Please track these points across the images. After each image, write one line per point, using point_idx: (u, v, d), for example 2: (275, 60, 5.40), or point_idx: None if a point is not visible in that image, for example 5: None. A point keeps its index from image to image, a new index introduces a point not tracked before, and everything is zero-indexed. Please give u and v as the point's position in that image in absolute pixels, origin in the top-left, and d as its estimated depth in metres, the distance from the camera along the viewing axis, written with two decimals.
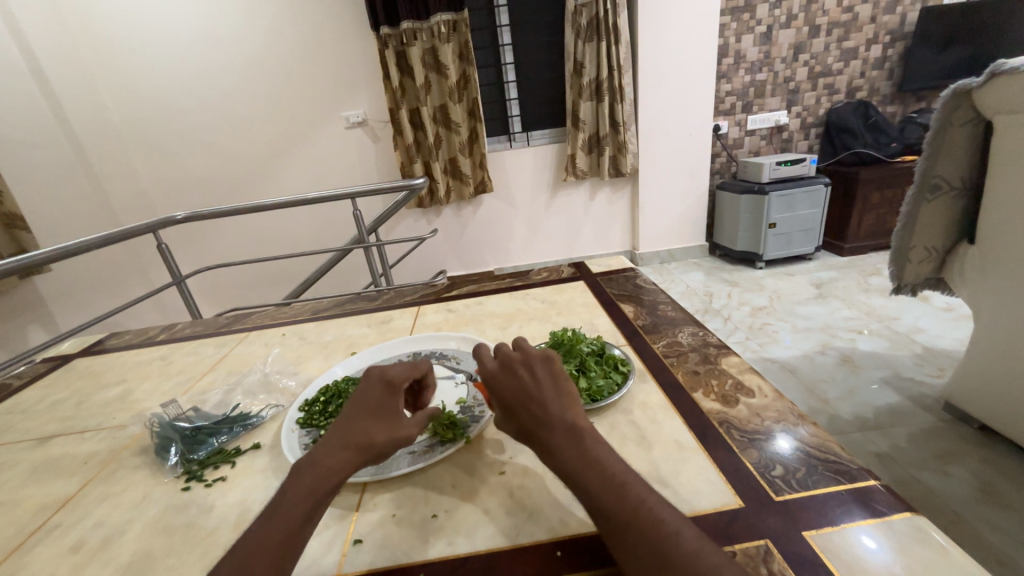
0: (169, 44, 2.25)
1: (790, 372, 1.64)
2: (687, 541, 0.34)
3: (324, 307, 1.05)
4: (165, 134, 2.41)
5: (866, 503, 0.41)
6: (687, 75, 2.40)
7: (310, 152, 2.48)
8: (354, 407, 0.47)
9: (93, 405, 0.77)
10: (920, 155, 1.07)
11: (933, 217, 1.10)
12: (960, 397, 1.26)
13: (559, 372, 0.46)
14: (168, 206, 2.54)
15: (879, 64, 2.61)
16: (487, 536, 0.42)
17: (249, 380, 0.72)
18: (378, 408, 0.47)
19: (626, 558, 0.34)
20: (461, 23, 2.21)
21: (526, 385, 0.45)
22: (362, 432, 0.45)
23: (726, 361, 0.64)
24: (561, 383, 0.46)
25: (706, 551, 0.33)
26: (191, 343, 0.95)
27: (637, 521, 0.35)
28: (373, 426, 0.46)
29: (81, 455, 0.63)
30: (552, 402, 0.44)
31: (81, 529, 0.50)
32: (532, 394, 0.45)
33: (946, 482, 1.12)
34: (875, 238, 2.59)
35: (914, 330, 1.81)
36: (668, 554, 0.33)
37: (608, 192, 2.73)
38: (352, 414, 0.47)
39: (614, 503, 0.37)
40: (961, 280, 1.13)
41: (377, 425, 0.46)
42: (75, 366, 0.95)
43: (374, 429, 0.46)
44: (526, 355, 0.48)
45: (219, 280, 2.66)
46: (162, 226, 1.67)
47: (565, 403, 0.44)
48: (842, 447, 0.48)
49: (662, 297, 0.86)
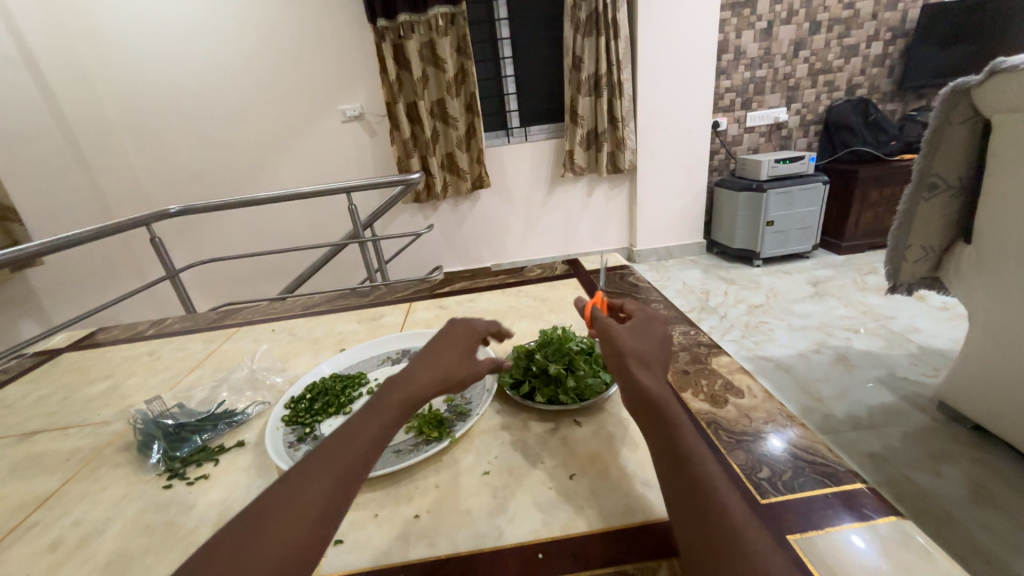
0: (162, 35, 2.22)
1: (785, 371, 1.63)
2: (737, 517, 0.34)
3: (316, 303, 1.04)
4: (158, 126, 2.38)
5: (851, 505, 0.40)
6: (686, 71, 2.38)
7: (305, 146, 2.46)
8: (439, 348, 0.50)
9: (78, 401, 0.76)
10: (917, 154, 1.06)
11: (930, 216, 1.10)
12: (953, 397, 1.26)
13: (667, 339, 0.49)
14: (162, 200, 2.52)
15: (879, 61, 2.59)
16: (469, 537, 0.42)
17: (235, 376, 0.71)
18: (459, 352, 0.50)
19: (710, 519, 0.34)
20: (458, 16, 2.18)
21: (634, 335, 0.47)
22: (445, 371, 0.48)
23: (716, 360, 0.64)
24: (666, 348, 0.48)
25: (753, 528, 0.33)
26: (180, 338, 0.95)
27: (696, 486, 0.36)
28: (456, 365, 0.49)
29: (64, 452, 0.63)
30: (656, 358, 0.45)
31: (61, 527, 0.49)
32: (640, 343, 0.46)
33: (937, 481, 1.12)
34: (872, 236, 2.59)
35: (909, 330, 1.81)
36: (731, 526, 0.33)
37: (606, 188, 2.71)
38: (435, 354, 0.49)
39: (679, 464, 0.37)
40: (958, 280, 1.13)
41: (458, 364, 0.49)
42: (63, 361, 0.94)
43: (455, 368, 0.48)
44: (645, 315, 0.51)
45: (214, 275, 2.64)
46: (156, 218, 1.65)
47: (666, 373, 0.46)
48: (831, 449, 0.47)
49: (655, 296, 0.85)
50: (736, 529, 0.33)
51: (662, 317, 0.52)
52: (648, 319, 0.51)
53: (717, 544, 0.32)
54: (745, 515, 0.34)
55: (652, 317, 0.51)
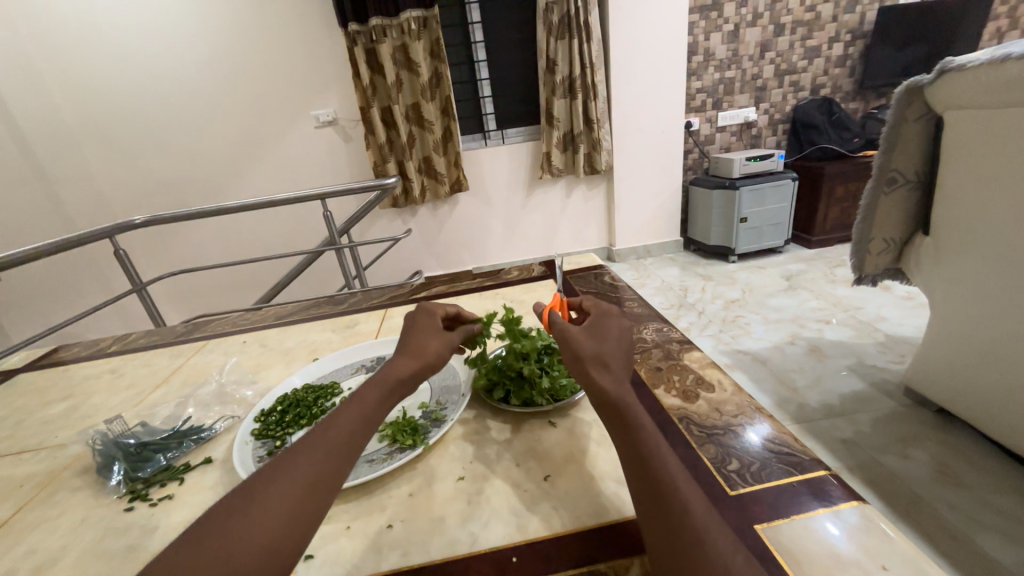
0: (123, 40, 2.15)
1: (761, 363, 1.67)
2: (697, 518, 0.34)
3: (289, 312, 1.02)
4: (120, 134, 2.30)
5: (816, 493, 0.41)
6: (658, 72, 2.43)
7: (277, 152, 2.40)
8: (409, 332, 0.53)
9: (35, 423, 0.72)
10: (877, 150, 1.10)
11: (890, 209, 1.14)
12: (919, 382, 1.32)
13: (625, 334, 0.49)
14: (127, 210, 2.43)
15: (841, 62, 2.69)
16: (444, 545, 0.41)
17: (203, 391, 0.69)
18: (434, 331, 0.54)
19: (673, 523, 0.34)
20: (431, 20, 2.18)
21: (592, 334, 0.47)
22: (423, 347, 0.51)
23: (688, 356, 0.64)
24: (624, 344, 0.48)
25: (716, 528, 0.34)
26: (145, 354, 0.91)
27: (659, 489, 0.36)
28: (432, 341, 0.52)
29: (18, 477, 0.60)
30: (614, 356, 0.45)
31: (12, 558, 0.47)
32: (597, 342, 0.46)
33: (906, 464, 1.16)
34: (840, 230, 2.68)
35: (877, 319, 1.88)
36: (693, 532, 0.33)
37: (584, 189, 2.74)
38: (412, 335, 0.53)
39: (642, 467, 0.37)
40: (918, 270, 1.17)
41: (436, 340, 0.52)
42: (18, 382, 0.90)
43: (434, 344, 0.52)
44: (602, 311, 0.51)
45: (185, 286, 2.56)
46: (120, 230, 1.58)
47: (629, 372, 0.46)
48: (797, 439, 0.48)
49: (629, 294, 0.86)
50: (699, 530, 0.33)
51: (617, 311, 0.52)
52: (604, 315, 0.50)
53: (682, 548, 0.33)
54: (707, 515, 0.34)
55: (608, 312, 0.51)
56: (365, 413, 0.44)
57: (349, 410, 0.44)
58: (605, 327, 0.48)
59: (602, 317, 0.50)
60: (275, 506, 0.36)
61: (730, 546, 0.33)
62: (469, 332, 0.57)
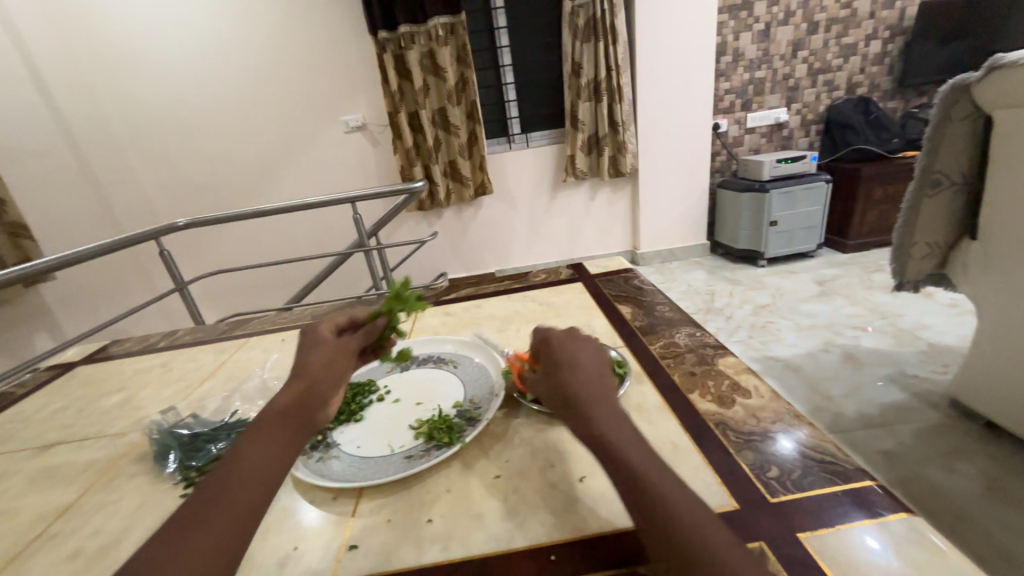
0: (168, 52, 2.27)
1: (793, 371, 1.63)
2: (668, 505, 0.32)
3: (324, 312, 1.05)
4: (165, 141, 2.42)
5: (862, 503, 0.40)
6: (685, 74, 2.40)
7: (310, 157, 2.49)
8: (314, 346, 0.50)
9: (93, 413, 0.77)
10: (920, 151, 1.05)
11: (934, 212, 1.09)
12: (964, 393, 1.26)
13: (591, 353, 0.47)
14: (170, 213, 2.55)
15: (879, 59, 2.60)
16: (483, 541, 0.42)
17: (247, 387, 0.72)
18: (321, 346, 0.50)
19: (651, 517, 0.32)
20: (458, 26, 2.21)
21: (550, 367, 0.46)
22: (306, 365, 0.47)
23: (723, 361, 0.64)
24: (595, 364, 0.45)
25: (708, 527, 0.31)
26: (191, 350, 0.96)
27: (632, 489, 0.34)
28: (314, 356, 0.49)
29: (81, 463, 0.64)
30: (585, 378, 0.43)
31: (79, 537, 0.50)
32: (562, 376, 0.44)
33: (951, 479, 1.11)
34: (878, 234, 2.58)
35: (918, 327, 1.80)
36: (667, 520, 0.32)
37: (608, 192, 2.73)
38: (302, 357, 0.49)
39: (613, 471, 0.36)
40: (964, 276, 1.12)
41: (321, 354, 0.49)
42: (77, 374, 0.96)
43: (321, 358, 0.48)
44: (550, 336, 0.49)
45: (222, 286, 2.67)
46: (164, 232, 1.67)
47: (599, 382, 0.43)
48: (840, 448, 0.47)
49: (660, 298, 0.85)
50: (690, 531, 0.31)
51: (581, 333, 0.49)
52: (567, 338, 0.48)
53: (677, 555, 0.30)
54: (695, 514, 0.32)
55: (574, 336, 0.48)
56: (267, 441, 0.40)
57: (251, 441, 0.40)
58: (569, 349, 0.46)
59: (562, 340, 0.48)
60: (205, 546, 0.32)
61: (728, 544, 0.30)
62: (370, 331, 0.56)
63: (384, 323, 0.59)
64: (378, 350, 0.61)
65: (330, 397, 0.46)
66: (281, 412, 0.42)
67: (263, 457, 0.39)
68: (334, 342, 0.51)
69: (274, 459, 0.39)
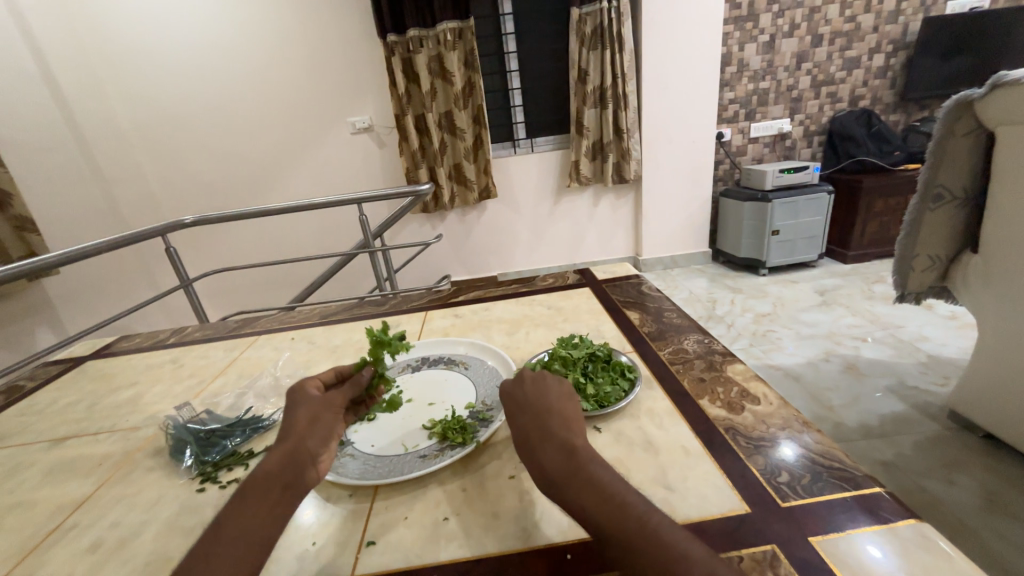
0: (178, 51, 2.28)
1: (794, 380, 1.64)
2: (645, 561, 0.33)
3: (333, 312, 1.06)
4: (172, 138, 2.43)
5: (870, 509, 0.41)
6: (690, 83, 2.42)
7: (316, 157, 2.50)
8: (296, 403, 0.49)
9: (106, 407, 0.78)
10: (922, 165, 1.08)
11: (936, 226, 1.11)
12: (964, 406, 1.27)
13: (555, 394, 0.48)
14: (175, 211, 2.57)
15: (882, 73, 2.62)
16: (498, 540, 0.43)
17: (260, 384, 0.73)
18: (308, 400, 0.49)
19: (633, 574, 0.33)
20: (466, 31, 2.24)
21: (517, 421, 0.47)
22: (291, 425, 0.46)
23: (731, 368, 0.65)
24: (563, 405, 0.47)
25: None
26: (202, 346, 0.97)
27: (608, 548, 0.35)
28: (299, 411, 0.47)
29: (96, 456, 0.65)
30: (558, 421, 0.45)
31: (98, 529, 0.51)
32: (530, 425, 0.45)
33: (951, 491, 1.12)
34: (878, 246, 2.60)
35: (918, 339, 1.81)
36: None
37: (611, 199, 2.74)
38: (287, 414, 0.48)
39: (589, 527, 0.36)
40: (965, 290, 1.13)
41: (305, 410, 0.47)
42: (87, 369, 0.97)
43: (305, 415, 0.47)
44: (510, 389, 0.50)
45: (225, 284, 2.68)
46: (171, 229, 1.67)
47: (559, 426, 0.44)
48: (847, 455, 0.48)
49: (667, 305, 0.86)
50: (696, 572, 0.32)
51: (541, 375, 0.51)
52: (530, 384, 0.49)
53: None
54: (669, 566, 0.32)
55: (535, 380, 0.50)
56: (251, 512, 0.39)
57: (233, 513, 0.39)
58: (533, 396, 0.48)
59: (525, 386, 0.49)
60: None
61: None
62: (357, 383, 0.53)
63: (371, 372, 0.55)
64: (361, 406, 0.54)
65: (318, 454, 0.45)
66: (262, 478, 0.42)
67: (245, 532, 0.38)
68: (319, 396, 0.49)
69: (260, 531, 0.39)
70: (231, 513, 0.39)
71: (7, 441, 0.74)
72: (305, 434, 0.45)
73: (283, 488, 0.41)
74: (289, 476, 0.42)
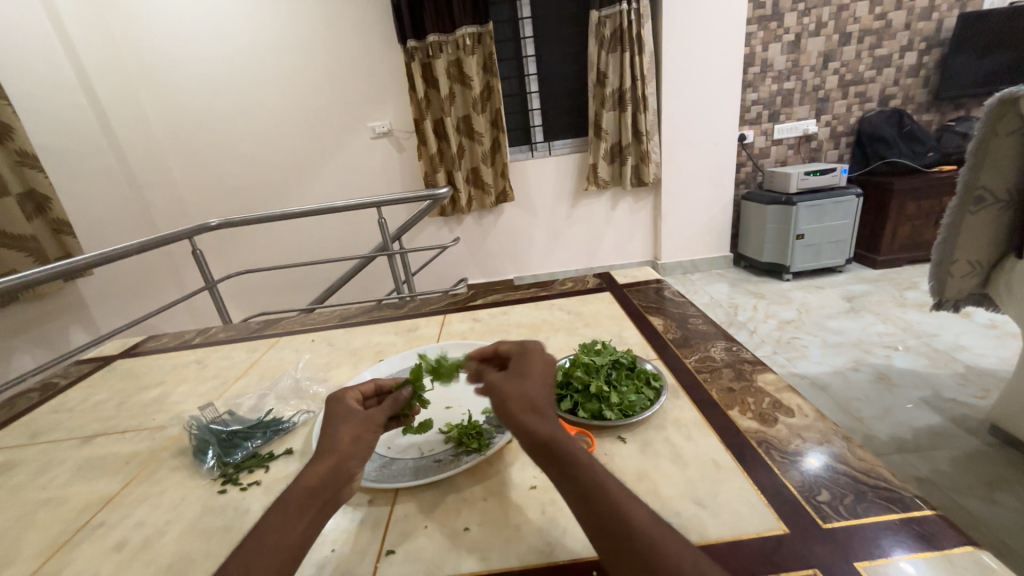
0: (207, 59, 2.35)
1: (821, 389, 1.58)
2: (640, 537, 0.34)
3: (352, 314, 1.07)
4: (199, 144, 2.50)
5: (920, 534, 0.38)
6: (712, 84, 2.38)
7: (336, 161, 2.54)
8: (340, 416, 0.48)
9: (133, 406, 0.80)
10: (961, 166, 1.02)
11: (976, 229, 1.05)
12: (1009, 420, 1.19)
13: (544, 364, 0.49)
14: (202, 214, 2.64)
15: (914, 72, 2.53)
16: (521, 554, 0.42)
17: (281, 386, 0.73)
18: (351, 416, 0.48)
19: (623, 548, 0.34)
20: (485, 35, 2.24)
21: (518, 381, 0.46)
22: (335, 440, 0.45)
23: (762, 378, 0.62)
24: (549, 374, 0.48)
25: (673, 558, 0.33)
26: (225, 347, 0.98)
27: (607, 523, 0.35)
28: (344, 428, 0.46)
29: (123, 455, 0.66)
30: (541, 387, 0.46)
31: (123, 529, 0.51)
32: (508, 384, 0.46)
33: (995, 511, 1.05)
34: (910, 250, 2.50)
35: (955, 348, 1.72)
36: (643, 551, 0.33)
37: (630, 202, 2.71)
38: (329, 427, 0.47)
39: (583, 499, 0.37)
40: (1009, 298, 1.07)
41: (350, 427, 0.46)
42: (116, 368, 0.99)
43: (349, 432, 0.46)
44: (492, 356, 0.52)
45: (247, 286, 2.74)
46: (198, 232, 1.71)
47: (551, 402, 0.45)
48: (892, 473, 0.45)
49: (692, 310, 0.84)
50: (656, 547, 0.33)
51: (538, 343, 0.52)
52: (525, 349, 0.51)
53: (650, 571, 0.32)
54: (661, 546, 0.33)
55: (530, 345, 0.52)
56: (290, 520, 0.39)
57: (274, 521, 0.39)
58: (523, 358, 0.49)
59: (519, 352, 0.51)
60: None
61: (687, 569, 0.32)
62: (396, 402, 0.52)
63: (410, 391, 0.54)
64: (397, 422, 0.53)
65: (357, 471, 0.44)
66: (305, 490, 0.41)
67: (283, 542, 0.37)
68: (362, 414, 0.49)
69: (295, 543, 0.38)
70: (269, 521, 0.39)
71: (41, 437, 0.76)
72: (350, 450, 0.45)
73: (323, 504, 0.41)
74: (331, 491, 0.42)
